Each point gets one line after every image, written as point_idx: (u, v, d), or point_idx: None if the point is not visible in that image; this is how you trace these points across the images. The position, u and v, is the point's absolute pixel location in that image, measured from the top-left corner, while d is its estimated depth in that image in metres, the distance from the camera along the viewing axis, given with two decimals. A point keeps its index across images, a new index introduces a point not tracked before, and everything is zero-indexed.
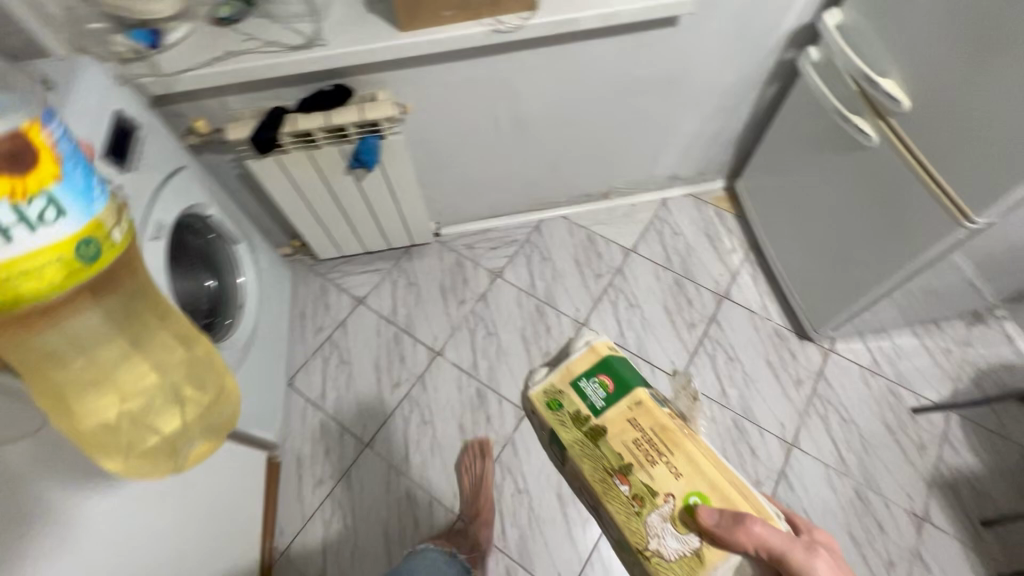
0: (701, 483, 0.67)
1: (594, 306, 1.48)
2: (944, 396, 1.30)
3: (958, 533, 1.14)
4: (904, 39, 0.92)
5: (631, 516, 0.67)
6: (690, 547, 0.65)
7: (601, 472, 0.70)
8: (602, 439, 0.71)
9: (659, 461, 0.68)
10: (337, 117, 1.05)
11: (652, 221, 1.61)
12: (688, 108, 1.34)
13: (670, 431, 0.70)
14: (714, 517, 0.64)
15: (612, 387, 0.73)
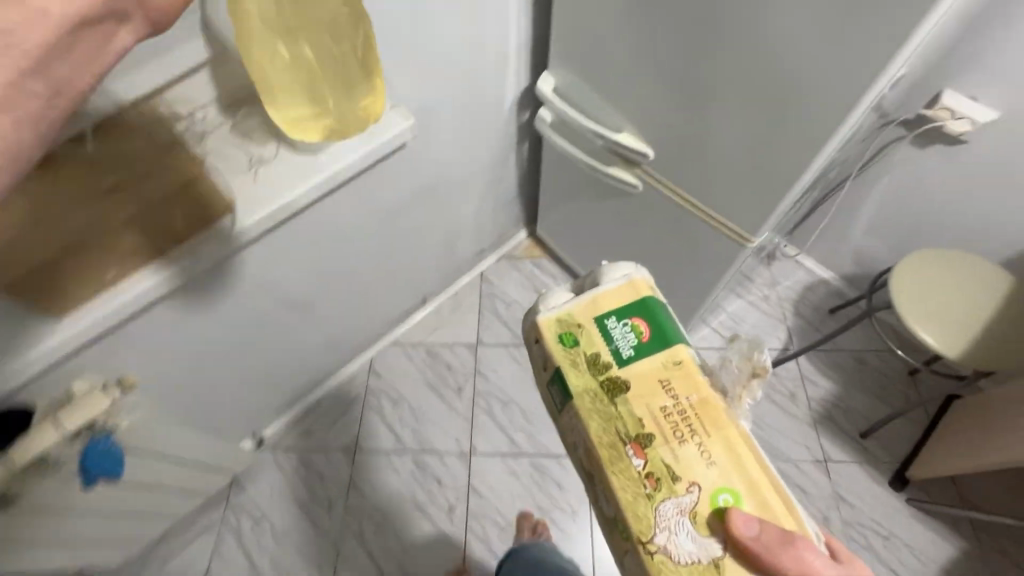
0: (736, 482, 0.53)
1: (471, 426, 1.34)
2: (785, 339, 1.43)
3: (853, 455, 1.26)
4: (622, 93, 0.92)
5: (637, 497, 0.53)
6: (710, 556, 0.51)
7: (611, 436, 0.55)
8: (620, 398, 0.57)
9: (690, 442, 0.54)
10: (23, 452, 0.69)
11: (481, 302, 1.51)
12: (460, 198, 1.25)
13: (714, 408, 0.56)
14: (753, 533, 0.50)
15: (649, 338, 0.59)
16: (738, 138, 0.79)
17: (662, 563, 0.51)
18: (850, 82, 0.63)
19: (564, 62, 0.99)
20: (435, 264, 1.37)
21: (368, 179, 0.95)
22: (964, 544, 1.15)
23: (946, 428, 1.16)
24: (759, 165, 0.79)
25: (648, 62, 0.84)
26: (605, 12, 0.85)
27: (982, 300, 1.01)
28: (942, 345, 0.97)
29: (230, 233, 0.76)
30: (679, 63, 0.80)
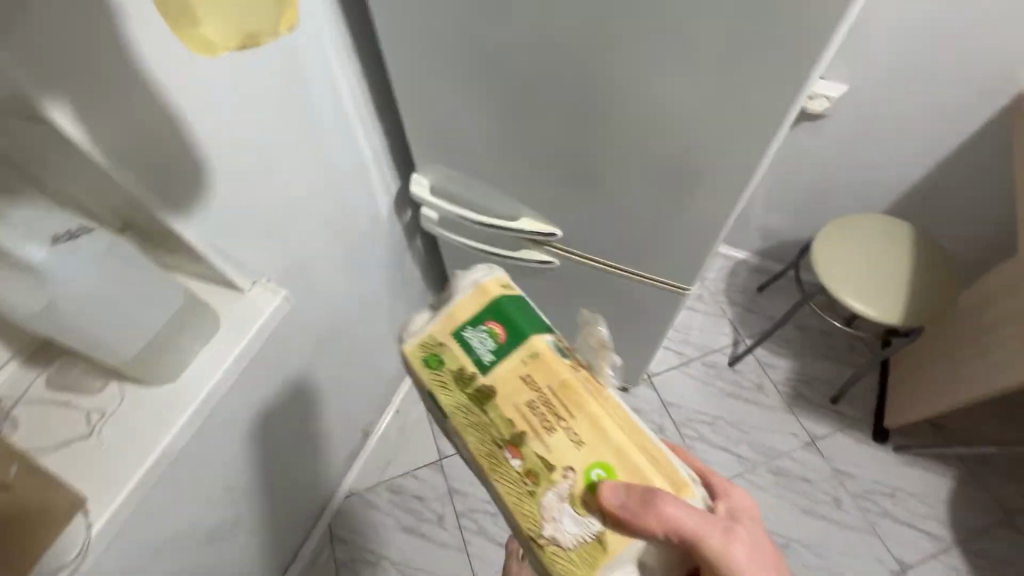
0: (609, 455, 0.47)
1: (467, 556, 1.19)
2: (732, 332, 1.41)
3: (835, 425, 1.27)
4: (508, 175, 0.83)
5: (521, 498, 0.48)
6: (592, 533, 0.46)
7: (487, 444, 0.49)
8: (489, 404, 0.49)
9: (560, 430, 0.47)
10: None
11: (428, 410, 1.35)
12: (367, 323, 1.09)
13: (576, 387, 0.49)
14: (621, 500, 0.45)
15: (505, 338, 0.50)
16: (646, 202, 0.75)
17: (557, 556, 0.46)
18: (754, 130, 0.60)
19: (435, 158, 0.89)
20: (364, 395, 1.20)
21: (256, 366, 0.79)
22: (955, 471, 1.20)
23: (904, 371, 1.21)
24: (675, 221, 0.76)
25: (528, 140, 0.76)
26: (463, 103, 0.77)
27: (881, 270, 1.04)
28: (876, 314, 1.00)
29: (92, 538, 0.56)
30: (564, 143, 0.73)
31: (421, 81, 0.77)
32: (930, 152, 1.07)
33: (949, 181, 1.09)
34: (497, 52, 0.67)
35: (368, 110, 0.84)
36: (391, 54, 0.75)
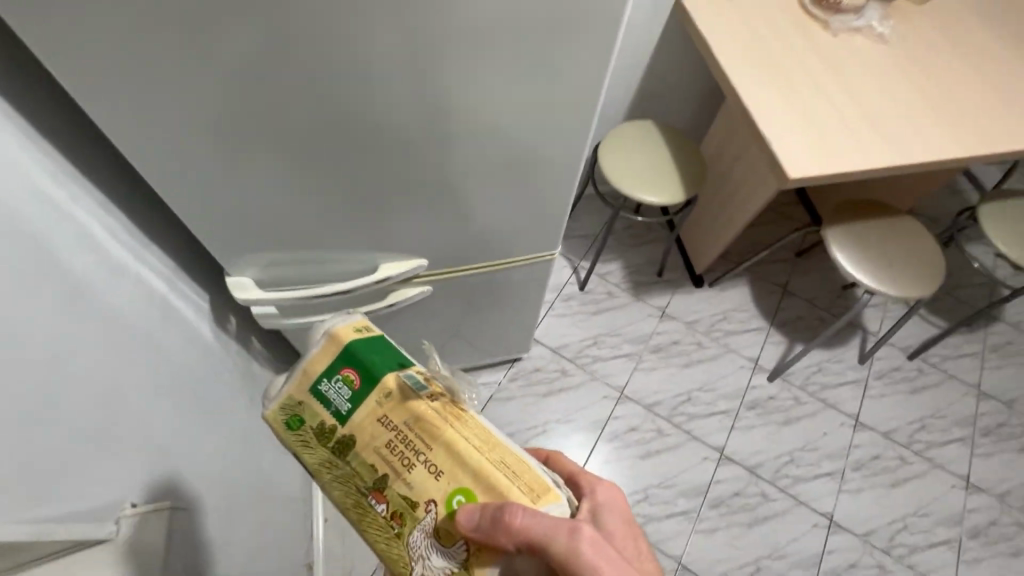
0: (468, 478, 0.42)
1: None
2: (568, 262, 1.56)
3: (670, 292, 1.56)
4: (355, 225, 0.75)
5: (390, 542, 0.44)
6: (457, 564, 0.41)
7: (354, 495, 0.45)
8: (351, 452, 0.45)
9: (418, 465, 0.43)
10: None
11: None
12: (254, 459, 0.89)
13: (429, 416, 0.44)
14: (474, 518, 0.40)
15: (360, 384, 0.46)
16: (500, 196, 0.78)
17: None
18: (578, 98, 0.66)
19: (250, 247, 0.75)
20: (286, 539, 1.00)
21: None
22: (748, 277, 1.60)
23: (691, 228, 1.52)
24: (533, 198, 0.80)
25: (360, 183, 0.69)
26: (264, 173, 0.65)
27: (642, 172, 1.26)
28: (665, 200, 1.22)
29: None
30: (404, 174, 0.70)
31: (199, 167, 0.62)
32: (637, 60, 1.30)
33: (658, 75, 1.35)
34: (286, 105, 0.57)
35: (132, 226, 0.65)
36: (138, 147, 0.59)
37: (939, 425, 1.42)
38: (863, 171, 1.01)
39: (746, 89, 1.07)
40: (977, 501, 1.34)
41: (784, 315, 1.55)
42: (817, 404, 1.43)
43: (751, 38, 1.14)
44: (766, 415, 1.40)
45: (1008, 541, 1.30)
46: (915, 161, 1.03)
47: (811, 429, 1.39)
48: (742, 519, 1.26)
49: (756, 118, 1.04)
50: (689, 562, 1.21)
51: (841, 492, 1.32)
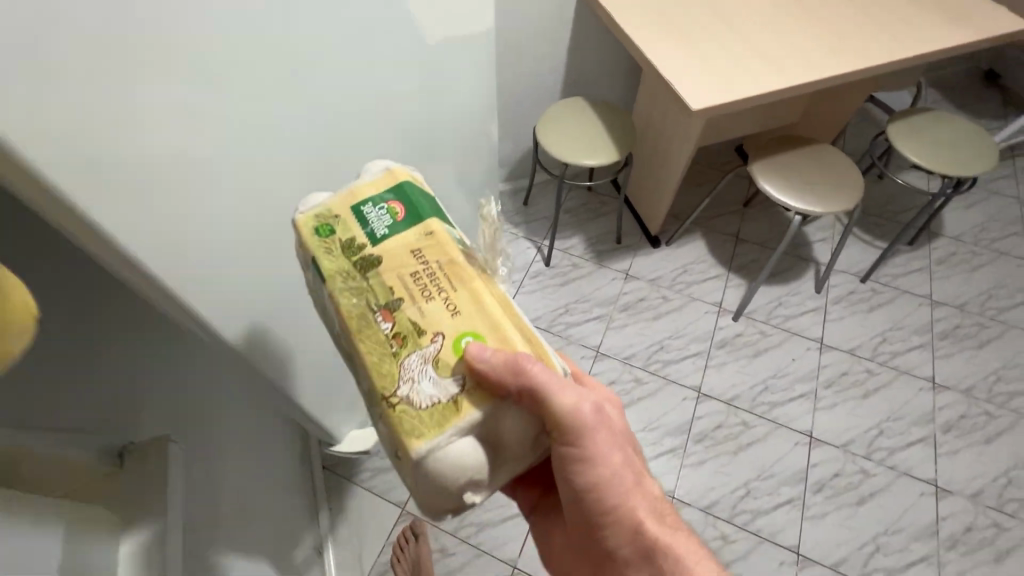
0: (482, 326, 0.46)
1: (490, 552, 1.19)
2: (531, 243, 1.66)
3: (631, 255, 1.65)
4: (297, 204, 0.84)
5: (382, 358, 0.45)
6: (450, 394, 0.43)
7: (360, 307, 0.47)
8: (372, 271, 0.48)
9: (439, 299, 0.46)
10: None
11: (358, 482, 1.26)
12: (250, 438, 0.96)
13: (463, 265, 0.48)
14: (492, 354, 0.43)
15: (403, 218, 0.50)
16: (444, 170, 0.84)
17: (407, 412, 0.42)
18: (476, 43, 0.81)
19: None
20: (293, 521, 1.04)
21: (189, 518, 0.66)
22: (701, 232, 1.70)
23: (637, 190, 1.64)
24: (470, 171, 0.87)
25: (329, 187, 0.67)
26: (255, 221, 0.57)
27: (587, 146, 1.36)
28: (604, 160, 1.34)
29: None
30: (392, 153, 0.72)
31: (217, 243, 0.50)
32: (559, 41, 1.42)
33: (581, 58, 1.48)
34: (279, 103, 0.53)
35: None
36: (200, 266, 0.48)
37: (899, 336, 1.51)
38: (766, 95, 1.14)
39: (652, 48, 1.20)
40: (946, 399, 1.41)
41: (740, 261, 1.64)
42: (782, 334, 1.51)
43: (652, 7, 1.28)
44: (737, 350, 1.48)
45: (980, 430, 1.36)
46: (806, 83, 1.16)
47: (780, 358, 1.47)
48: (727, 448, 1.32)
49: (663, 68, 1.17)
50: (683, 495, 1.26)
51: (817, 410, 1.38)
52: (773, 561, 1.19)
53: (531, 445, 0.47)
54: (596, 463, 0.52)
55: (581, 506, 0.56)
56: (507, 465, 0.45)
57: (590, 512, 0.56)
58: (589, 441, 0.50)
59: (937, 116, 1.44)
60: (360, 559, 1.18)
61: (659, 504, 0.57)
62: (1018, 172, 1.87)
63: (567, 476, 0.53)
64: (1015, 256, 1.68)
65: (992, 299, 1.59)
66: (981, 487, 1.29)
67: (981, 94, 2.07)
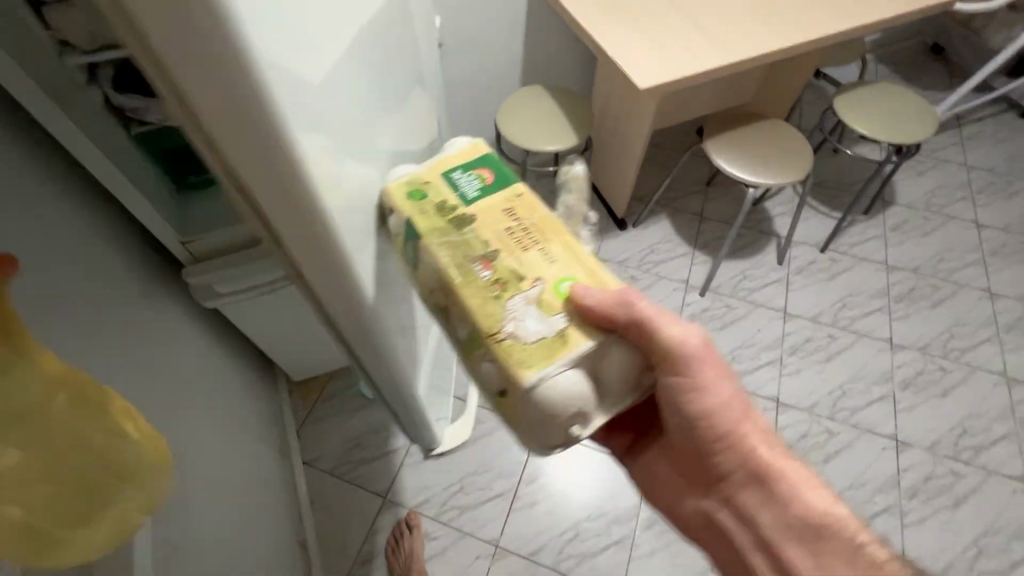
0: (578, 273, 0.53)
1: (471, 533, 1.21)
2: None
3: (600, 238, 1.68)
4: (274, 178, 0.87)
5: (485, 300, 0.51)
6: (555, 328, 0.49)
7: (459, 259, 0.53)
8: (468, 227, 0.56)
9: (534, 249, 0.54)
10: None
11: (340, 475, 1.28)
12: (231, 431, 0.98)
13: (550, 222, 0.56)
14: (594, 294, 0.50)
15: (490, 181, 0.59)
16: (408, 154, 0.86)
17: (514, 344, 0.48)
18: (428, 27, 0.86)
19: (167, 213, 0.83)
20: (272, 516, 1.05)
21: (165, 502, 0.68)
22: (666, 212, 1.74)
23: (601, 175, 1.67)
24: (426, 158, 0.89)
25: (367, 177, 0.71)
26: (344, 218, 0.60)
27: (548, 132, 1.39)
28: (565, 144, 1.37)
29: None
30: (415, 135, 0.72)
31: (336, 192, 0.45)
32: (515, 30, 1.44)
33: (538, 47, 1.51)
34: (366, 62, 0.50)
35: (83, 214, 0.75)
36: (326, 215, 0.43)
37: (857, 301, 1.56)
38: (712, 72, 1.18)
39: (603, 32, 1.23)
40: (903, 357, 1.47)
41: (705, 238, 1.69)
42: (748, 306, 1.56)
43: None
44: (704, 324, 1.53)
45: (935, 385, 1.43)
46: (751, 58, 1.19)
47: (746, 329, 1.52)
48: None
49: (614, 51, 1.20)
50: None
51: (782, 376, 1.43)
52: None
53: (639, 375, 0.53)
54: (704, 388, 0.56)
55: (691, 434, 0.60)
56: (610, 396, 0.52)
57: (698, 440, 0.60)
58: (695, 368, 0.55)
59: (882, 88, 1.49)
60: (345, 550, 1.20)
61: (768, 432, 0.60)
62: (964, 139, 1.96)
63: (677, 404, 0.58)
64: (964, 219, 1.76)
65: (943, 261, 1.66)
66: (938, 438, 1.35)
67: (928, 67, 2.15)
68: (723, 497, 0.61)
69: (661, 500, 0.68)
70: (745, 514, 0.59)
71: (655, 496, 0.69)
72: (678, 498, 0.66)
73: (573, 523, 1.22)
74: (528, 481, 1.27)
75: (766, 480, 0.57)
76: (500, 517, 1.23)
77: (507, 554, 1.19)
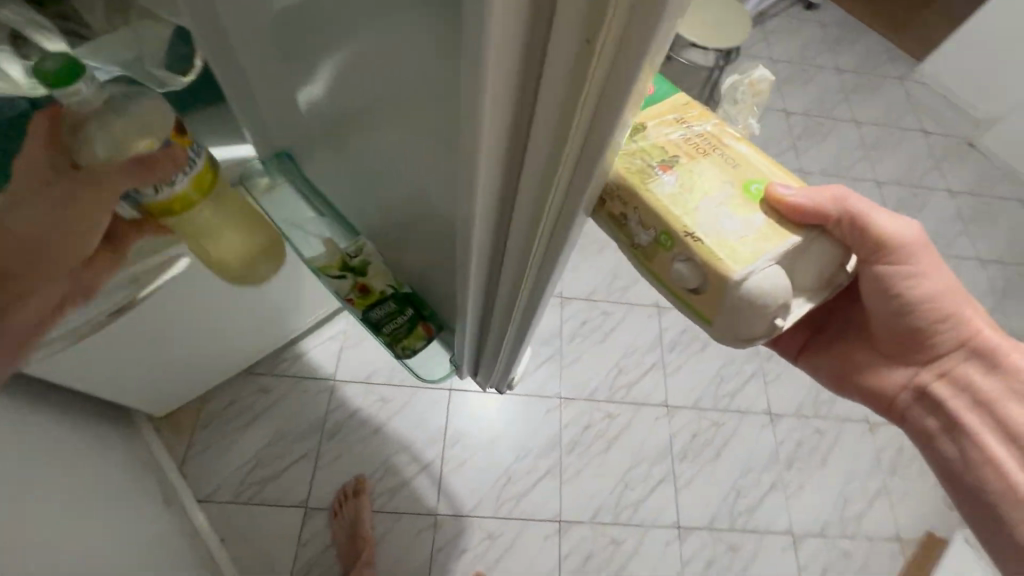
0: (764, 173, 0.47)
1: (408, 511, 1.19)
2: None
3: None
4: (236, 82, 0.68)
5: (676, 203, 0.43)
6: (758, 224, 0.44)
7: (637, 163, 0.45)
8: (639, 135, 0.46)
9: (712, 155, 0.47)
10: None
11: (247, 500, 1.15)
12: (94, 505, 0.80)
13: (722, 128, 0.49)
14: (799, 194, 0.45)
15: (654, 91, 0.50)
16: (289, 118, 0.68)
17: (718, 245, 0.42)
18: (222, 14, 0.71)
19: None
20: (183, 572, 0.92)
21: None
22: None
23: None
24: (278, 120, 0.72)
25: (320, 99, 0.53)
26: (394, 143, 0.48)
27: None
28: None
29: None
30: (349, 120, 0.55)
31: None
32: None
33: None
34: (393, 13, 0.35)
35: None
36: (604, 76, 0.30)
37: None
38: None
39: None
40: None
41: None
42: None
43: None
44: (586, 250, 1.56)
45: None
46: None
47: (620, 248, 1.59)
48: (593, 339, 1.44)
49: None
50: (567, 392, 1.36)
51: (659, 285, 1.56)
52: (651, 420, 1.36)
53: (845, 272, 0.52)
54: (924, 273, 0.60)
55: (902, 319, 0.64)
56: (813, 294, 0.48)
57: (911, 324, 0.64)
58: (914, 256, 0.59)
59: None
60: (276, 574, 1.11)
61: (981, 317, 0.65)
62: (766, 35, 2.17)
63: (893, 291, 0.62)
64: (777, 110, 1.99)
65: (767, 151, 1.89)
66: None
67: None
68: (935, 375, 0.65)
69: (856, 389, 0.72)
70: (964, 383, 0.63)
71: (849, 383, 0.72)
72: (879, 382, 0.69)
73: (504, 470, 1.26)
74: (452, 444, 1.26)
75: (986, 353, 0.62)
76: (430, 488, 1.22)
77: (448, 518, 1.20)
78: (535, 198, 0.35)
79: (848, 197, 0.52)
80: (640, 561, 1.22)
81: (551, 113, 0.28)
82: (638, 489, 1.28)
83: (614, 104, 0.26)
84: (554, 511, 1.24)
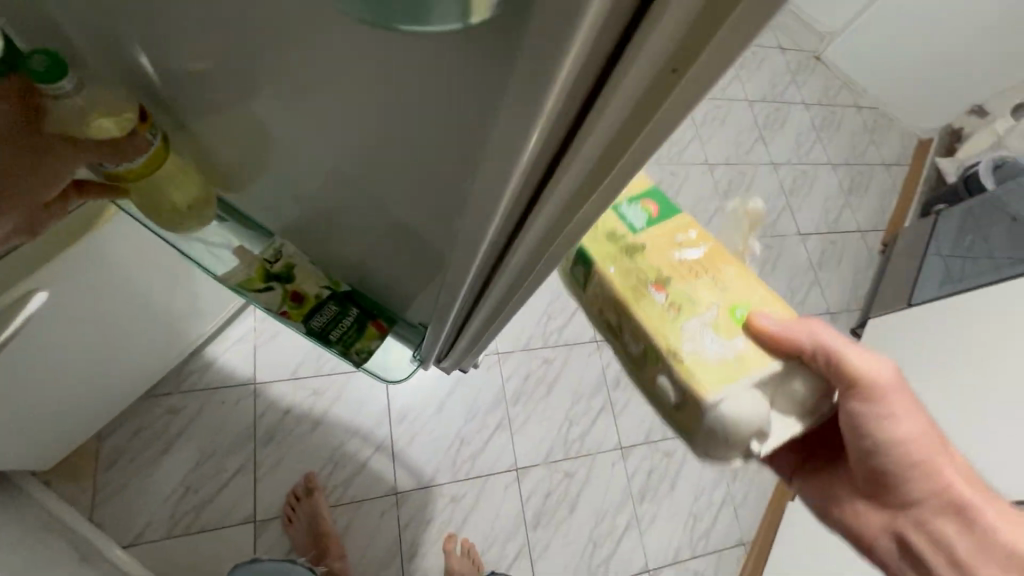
0: (747, 298, 0.55)
1: (368, 496, 1.17)
2: None
3: None
4: None
5: (662, 322, 0.53)
6: (733, 349, 0.52)
7: (634, 283, 0.56)
8: (640, 256, 0.57)
9: (704, 277, 0.56)
10: None
11: (185, 529, 1.05)
12: None
13: (717, 247, 0.58)
14: (774, 320, 0.53)
15: (659, 212, 0.59)
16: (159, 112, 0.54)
17: (694, 365, 0.51)
18: None
19: None
20: None
21: None
22: None
23: None
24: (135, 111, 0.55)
25: (227, 97, 0.43)
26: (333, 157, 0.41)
27: None
28: None
29: None
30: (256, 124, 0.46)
31: None
32: None
33: None
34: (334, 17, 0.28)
35: None
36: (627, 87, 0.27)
37: None
38: None
39: None
40: None
41: None
42: None
43: None
44: None
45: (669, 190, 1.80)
46: None
47: None
48: None
49: None
50: (503, 347, 1.38)
51: None
52: (584, 357, 1.44)
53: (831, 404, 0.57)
54: (897, 417, 0.60)
55: (876, 459, 0.64)
56: (801, 421, 0.55)
57: (881, 466, 0.64)
58: (888, 397, 0.59)
59: None
60: None
61: (962, 470, 0.62)
62: None
63: (868, 433, 0.61)
64: None
65: None
66: None
67: None
68: (915, 524, 0.63)
69: (838, 524, 0.71)
70: (941, 538, 0.61)
71: (834, 517, 0.71)
72: (859, 522, 0.68)
73: (455, 434, 1.27)
74: (399, 421, 1.24)
75: (964, 510, 0.60)
76: (387, 469, 1.20)
77: (410, 492, 1.20)
78: (562, 205, 0.32)
79: (827, 332, 0.54)
80: (593, 486, 1.33)
81: (606, 130, 0.25)
82: (581, 422, 1.37)
83: (681, 121, 0.23)
84: (509, 460, 1.29)
